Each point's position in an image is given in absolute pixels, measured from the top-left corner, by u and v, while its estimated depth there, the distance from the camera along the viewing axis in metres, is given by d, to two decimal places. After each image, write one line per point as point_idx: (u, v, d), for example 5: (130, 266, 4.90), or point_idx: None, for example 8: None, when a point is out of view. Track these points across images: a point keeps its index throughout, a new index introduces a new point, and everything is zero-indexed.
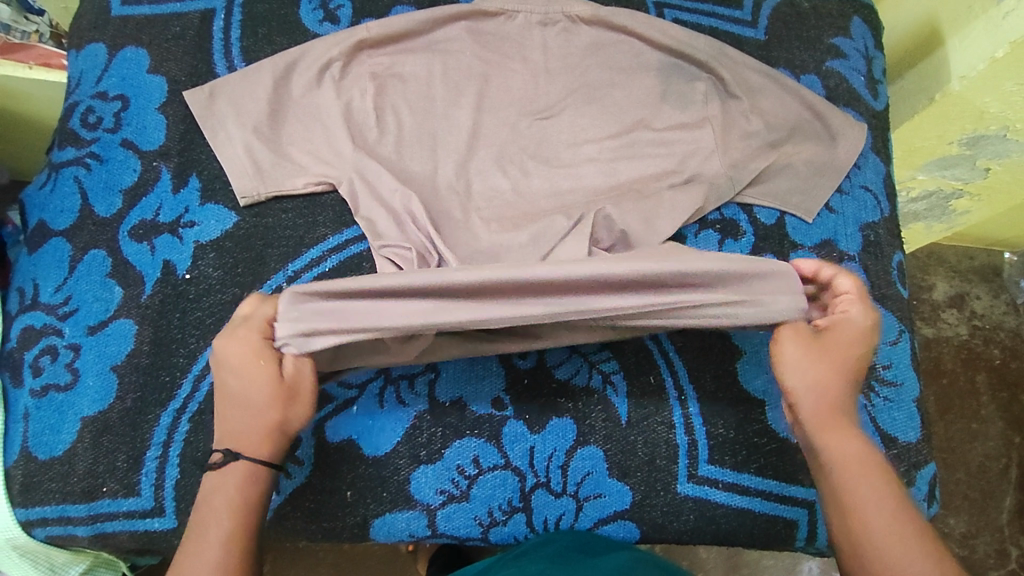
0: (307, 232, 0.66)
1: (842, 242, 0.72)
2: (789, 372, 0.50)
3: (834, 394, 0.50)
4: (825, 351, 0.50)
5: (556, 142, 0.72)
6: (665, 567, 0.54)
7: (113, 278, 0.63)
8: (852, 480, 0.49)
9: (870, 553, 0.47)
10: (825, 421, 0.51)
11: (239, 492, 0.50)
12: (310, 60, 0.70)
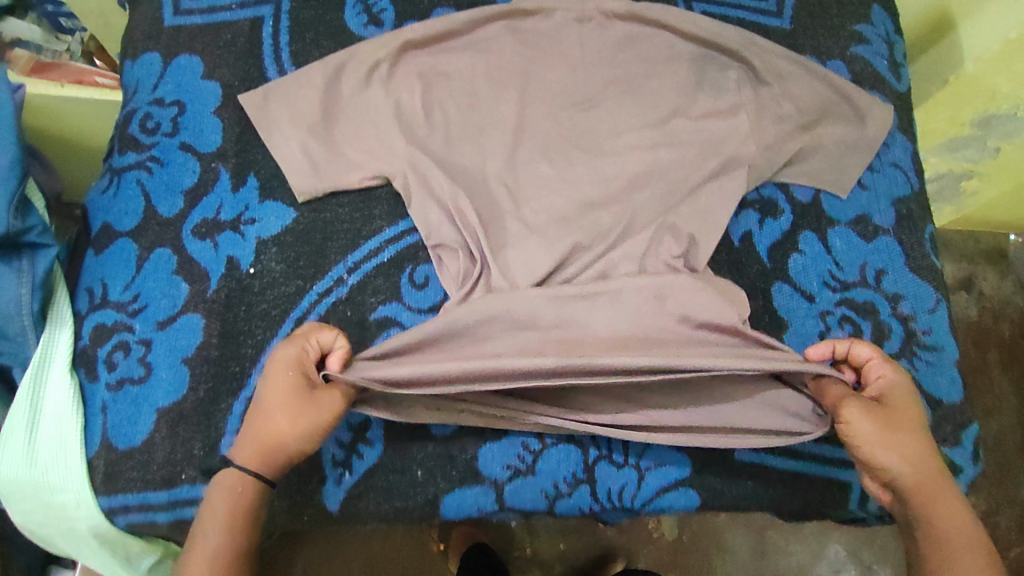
0: (364, 225, 0.68)
1: (876, 217, 0.74)
2: (870, 447, 0.55)
3: (920, 464, 0.55)
4: (892, 420, 0.56)
5: (599, 133, 0.74)
6: None
7: (179, 275, 0.65)
8: (960, 549, 0.52)
9: None
10: (932, 491, 0.54)
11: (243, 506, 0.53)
12: (358, 62, 0.72)
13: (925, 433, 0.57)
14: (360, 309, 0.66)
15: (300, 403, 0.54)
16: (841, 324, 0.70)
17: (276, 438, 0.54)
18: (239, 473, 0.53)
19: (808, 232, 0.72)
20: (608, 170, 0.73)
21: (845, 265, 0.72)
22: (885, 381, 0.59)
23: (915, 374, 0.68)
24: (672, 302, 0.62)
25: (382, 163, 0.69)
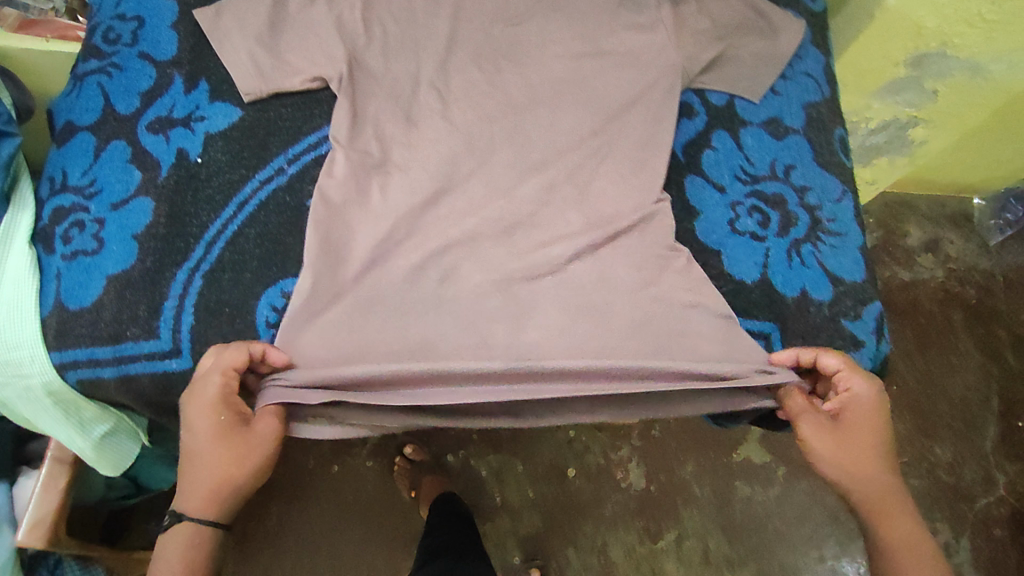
0: (305, 122, 0.73)
1: (787, 119, 0.79)
2: (829, 466, 0.63)
3: (874, 474, 0.63)
4: (849, 434, 0.63)
5: (528, 46, 0.80)
6: None
7: (132, 164, 0.70)
8: (906, 559, 0.61)
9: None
10: (885, 508, 0.63)
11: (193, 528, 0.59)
12: None
13: (879, 443, 0.64)
14: (298, 195, 0.71)
15: (232, 443, 0.60)
16: (750, 212, 0.75)
17: (223, 479, 0.59)
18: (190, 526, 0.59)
19: (721, 131, 0.78)
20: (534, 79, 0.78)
21: (756, 160, 0.77)
22: (850, 394, 0.65)
23: (818, 255, 0.73)
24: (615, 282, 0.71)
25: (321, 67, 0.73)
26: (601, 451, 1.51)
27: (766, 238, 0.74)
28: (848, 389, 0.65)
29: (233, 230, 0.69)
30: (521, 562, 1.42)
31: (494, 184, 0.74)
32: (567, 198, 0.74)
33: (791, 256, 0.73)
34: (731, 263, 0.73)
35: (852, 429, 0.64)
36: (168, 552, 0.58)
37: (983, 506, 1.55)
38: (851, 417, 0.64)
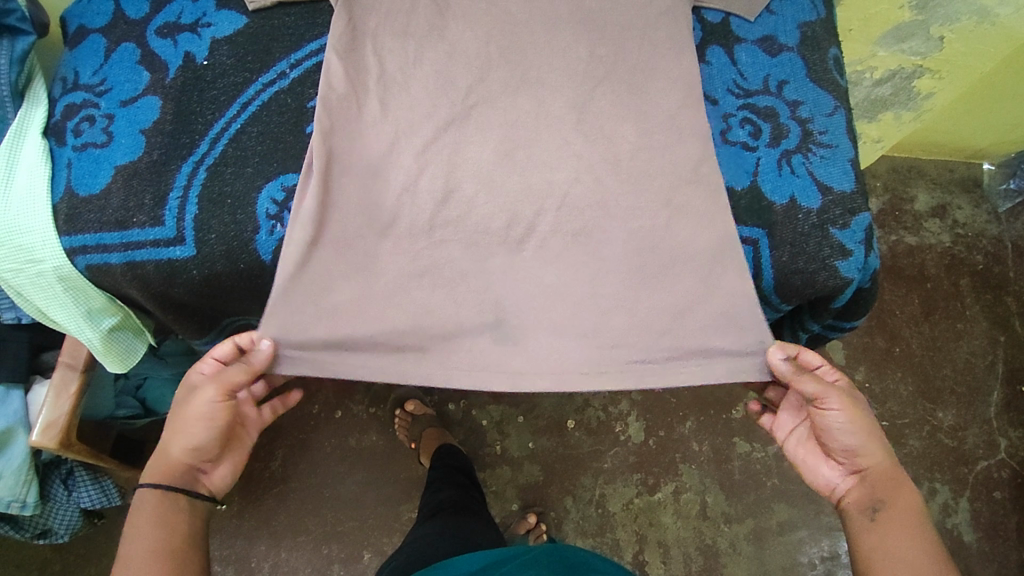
0: (307, 30, 0.76)
1: (782, 37, 0.80)
2: (848, 432, 0.65)
3: (876, 446, 0.67)
4: (856, 411, 0.66)
5: None
6: (558, 551, 0.88)
7: (141, 65, 0.73)
8: (920, 537, 0.62)
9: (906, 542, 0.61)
10: (886, 477, 0.65)
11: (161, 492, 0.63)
12: None
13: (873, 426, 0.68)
14: (299, 98, 0.73)
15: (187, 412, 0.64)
16: (741, 123, 0.75)
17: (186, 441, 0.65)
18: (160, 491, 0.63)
19: (715, 46, 0.79)
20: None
21: (749, 76, 0.78)
22: (847, 385, 0.69)
23: (809, 165, 0.74)
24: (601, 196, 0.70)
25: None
26: (601, 406, 1.51)
27: (757, 148, 0.74)
28: (840, 381, 0.69)
29: (236, 128, 0.71)
30: (519, 509, 1.44)
31: (489, 92, 0.73)
32: (562, 107, 0.73)
33: (782, 165, 0.73)
34: (722, 172, 0.73)
35: (862, 419, 0.66)
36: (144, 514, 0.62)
37: (983, 469, 1.54)
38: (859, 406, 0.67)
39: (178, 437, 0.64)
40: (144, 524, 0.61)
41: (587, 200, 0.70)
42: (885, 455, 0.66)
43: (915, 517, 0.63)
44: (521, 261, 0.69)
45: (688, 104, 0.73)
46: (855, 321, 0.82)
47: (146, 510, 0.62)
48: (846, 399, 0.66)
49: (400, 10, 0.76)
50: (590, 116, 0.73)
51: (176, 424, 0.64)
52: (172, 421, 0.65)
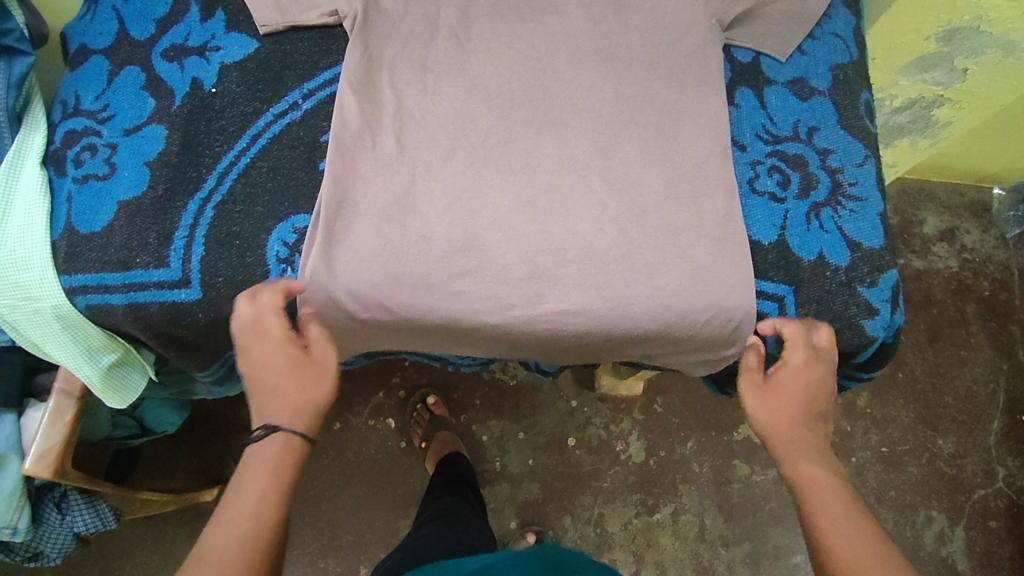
0: (321, 58, 0.73)
1: (813, 79, 0.78)
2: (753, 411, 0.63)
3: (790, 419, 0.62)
4: (776, 389, 0.63)
5: None
6: (559, 555, 0.82)
7: (146, 91, 0.69)
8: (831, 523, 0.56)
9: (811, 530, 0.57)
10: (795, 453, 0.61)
11: (274, 459, 0.57)
12: None
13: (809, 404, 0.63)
14: (312, 131, 0.70)
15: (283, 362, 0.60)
16: (770, 172, 0.73)
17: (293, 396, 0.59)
18: (279, 456, 0.58)
19: (744, 88, 0.76)
20: (554, 27, 0.77)
21: (779, 121, 0.75)
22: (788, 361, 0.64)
23: (837, 220, 0.72)
24: (622, 245, 0.68)
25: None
26: (603, 424, 1.49)
27: (786, 199, 0.72)
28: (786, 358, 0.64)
29: (245, 162, 0.68)
30: (518, 527, 1.42)
31: (509, 133, 0.72)
32: (585, 151, 0.72)
33: (810, 219, 0.71)
34: (751, 226, 0.70)
35: (783, 399, 0.62)
36: (254, 482, 0.56)
37: (980, 498, 1.54)
38: (782, 386, 0.63)
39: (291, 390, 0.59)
40: (255, 486, 0.56)
41: (611, 251, 0.68)
42: (801, 428, 0.62)
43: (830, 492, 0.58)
44: (540, 314, 0.67)
45: (716, 153, 0.72)
46: (872, 372, 0.79)
47: (264, 468, 0.57)
48: (766, 384, 0.63)
49: (419, 43, 0.74)
50: (615, 159, 0.71)
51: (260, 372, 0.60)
52: (274, 374, 0.60)
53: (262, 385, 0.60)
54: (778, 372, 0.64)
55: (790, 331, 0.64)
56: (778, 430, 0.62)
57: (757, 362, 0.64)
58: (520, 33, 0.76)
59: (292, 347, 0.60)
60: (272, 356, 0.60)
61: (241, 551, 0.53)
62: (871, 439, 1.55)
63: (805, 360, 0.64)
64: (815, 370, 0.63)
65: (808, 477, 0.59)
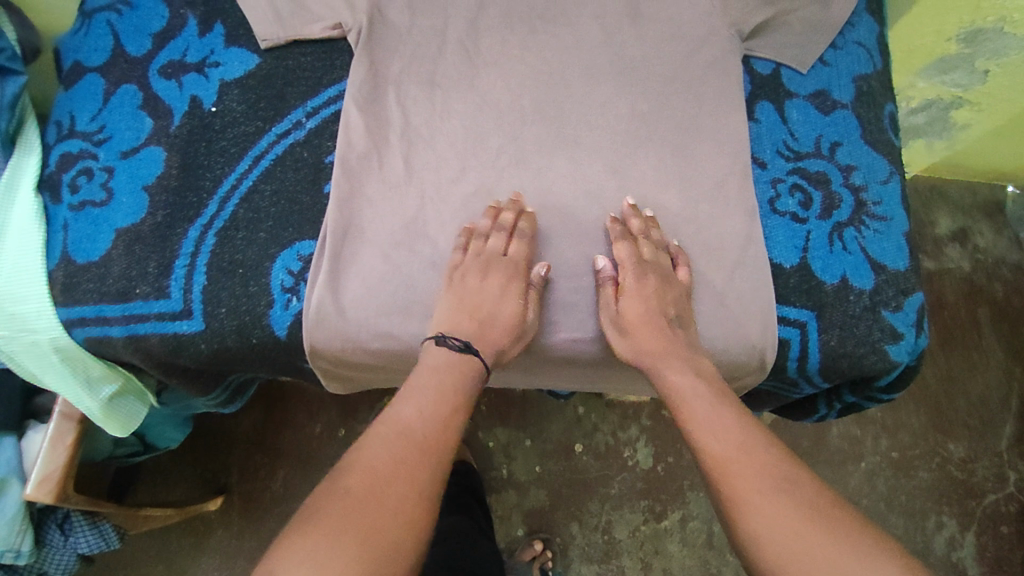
0: (325, 74, 0.70)
1: (835, 92, 0.75)
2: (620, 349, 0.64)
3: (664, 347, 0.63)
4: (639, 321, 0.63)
5: (563, 6, 0.75)
6: None
7: (143, 110, 0.67)
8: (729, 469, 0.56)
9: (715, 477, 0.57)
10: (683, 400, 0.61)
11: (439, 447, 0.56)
12: None
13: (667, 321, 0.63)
14: (317, 151, 0.67)
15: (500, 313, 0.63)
16: (791, 191, 0.70)
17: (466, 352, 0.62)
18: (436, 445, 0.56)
19: (764, 101, 0.74)
20: (566, 39, 0.74)
21: (800, 136, 0.72)
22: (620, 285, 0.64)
23: (861, 241, 0.69)
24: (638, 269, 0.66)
25: (341, 12, 0.71)
26: (610, 430, 1.48)
27: (808, 219, 0.69)
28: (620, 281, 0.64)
29: (248, 185, 0.65)
30: (524, 535, 1.41)
31: (521, 152, 0.69)
32: (600, 170, 0.69)
33: (833, 240, 0.68)
34: (772, 250, 0.68)
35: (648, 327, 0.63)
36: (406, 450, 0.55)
37: (992, 502, 1.52)
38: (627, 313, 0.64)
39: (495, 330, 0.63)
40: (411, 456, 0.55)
41: (628, 276, 0.66)
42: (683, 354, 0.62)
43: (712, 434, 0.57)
44: (555, 343, 0.65)
45: (736, 171, 0.69)
46: (892, 394, 0.76)
47: (427, 438, 0.56)
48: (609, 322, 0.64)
49: (427, 56, 0.71)
50: (630, 179, 0.69)
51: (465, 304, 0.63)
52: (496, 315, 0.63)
53: (455, 295, 0.63)
54: (621, 292, 0.64)
55: (620, 251, 0.64)
56: (649, 353, 0.63)
57: (616, 293, 0.64)
58: (532, 45, 0.73)
59: (523, 291, 0.64)
60: (487, 289, 0.64)
61: (399, 447, 0.55)
62: (881, 444, 1.53)
63: (640, 256, 0.64)
64: (658, 280, 0.64)
65: (676, 387, 0.61)
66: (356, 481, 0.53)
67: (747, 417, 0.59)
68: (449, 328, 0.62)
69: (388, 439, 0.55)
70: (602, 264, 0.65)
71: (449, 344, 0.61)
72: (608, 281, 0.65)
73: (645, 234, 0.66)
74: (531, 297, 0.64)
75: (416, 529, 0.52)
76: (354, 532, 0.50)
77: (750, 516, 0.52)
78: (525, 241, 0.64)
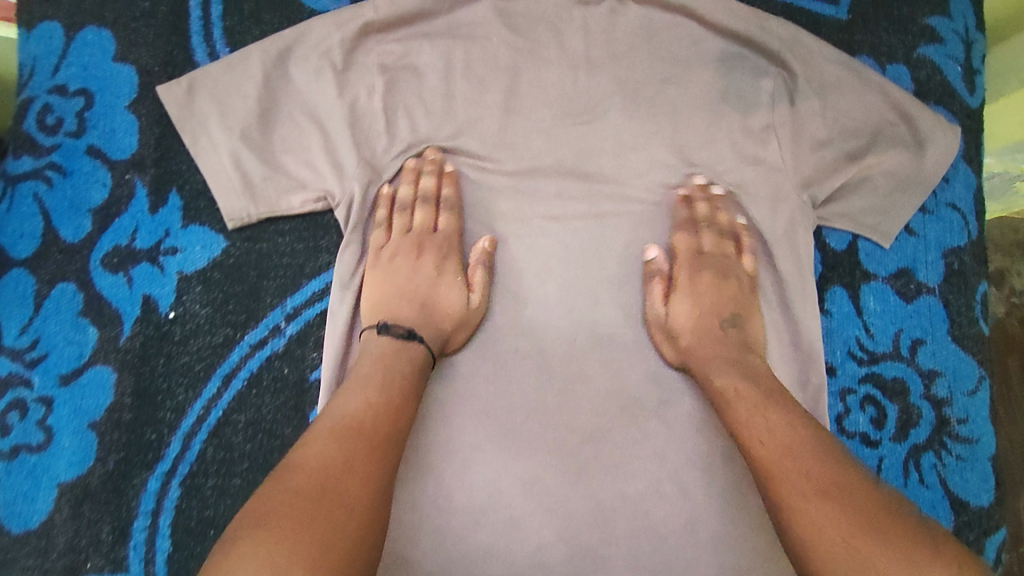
0: (308, 260, 0.58)
1: (921, 271, 0.62)
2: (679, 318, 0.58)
3: (703, 347, 0.56)
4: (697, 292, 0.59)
5: (601, 157, 0.62)
6: None
7: (85, 317, 0.55)
8: (780, 465, 0.45)
9: (771, 494, 0.45)
10: (734, 409, 0.51)
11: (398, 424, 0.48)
12: (308, 47, 0.59)
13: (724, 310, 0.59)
14: (298, 366, 0.56)
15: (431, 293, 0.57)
16: (863, 405, 0.60)
17: (432, 323, 0.56)
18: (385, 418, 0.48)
19: (838, 287, 0.62)
20: (604, 202, 0.62)
21: (877, 332, 0.61)
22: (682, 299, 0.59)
23: (941, 470, 0.59)
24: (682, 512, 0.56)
25: (327, 180, 0.57)
26: None
27: (881, 442, 0.59)
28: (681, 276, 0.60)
29: (217, 416, 0.54)
30: None
31: (544, 360, 0.59)
32: (640, 379, 0.59)
33: (908, 470, 0.59)
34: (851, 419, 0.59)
35: (703, 303, 0.59)
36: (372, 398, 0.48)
37: None
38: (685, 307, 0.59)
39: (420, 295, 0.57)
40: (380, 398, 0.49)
41: (673, 521, 0.56)
42: (709, 346, 0.56)
43: (760, 416, 0.49)
44: None
45: (803, 386, 0.58)
46: None
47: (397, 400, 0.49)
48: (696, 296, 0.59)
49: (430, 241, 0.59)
50: (724, 224, 0.62)
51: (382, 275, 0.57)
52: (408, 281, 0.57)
53: (388, 280, 0.57)
54: (674, 289, 0.60)
55: (677, 242, 0.62)
56: (701, 354, 0.56)
57: (663, 292, 0.60)
58: (560, 212, 0.62)
59: (460, 271, 0.59)
60: (422, 268, 0.58)
61: (348, 442, 0.44)
62: None
63: (698, 250, 0.61)
64: (714, 276, 0.60)
65: (722, 384, 0.53)
66: (306, 461, 0.42)
67: (801, 412, 0.49)
68: (391, 316, 0.55)
69: (335, 429, 0.45)
70: (655, 255, 0.61)
71: (393, 331, 0.54)
72: (659, 273, 0.61)
73: (710, 218, 0.62)
74: (475, 280, 0.59)
75: (372, 527, 0.41)
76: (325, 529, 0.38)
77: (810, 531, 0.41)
78: (455, 213, 0.60)
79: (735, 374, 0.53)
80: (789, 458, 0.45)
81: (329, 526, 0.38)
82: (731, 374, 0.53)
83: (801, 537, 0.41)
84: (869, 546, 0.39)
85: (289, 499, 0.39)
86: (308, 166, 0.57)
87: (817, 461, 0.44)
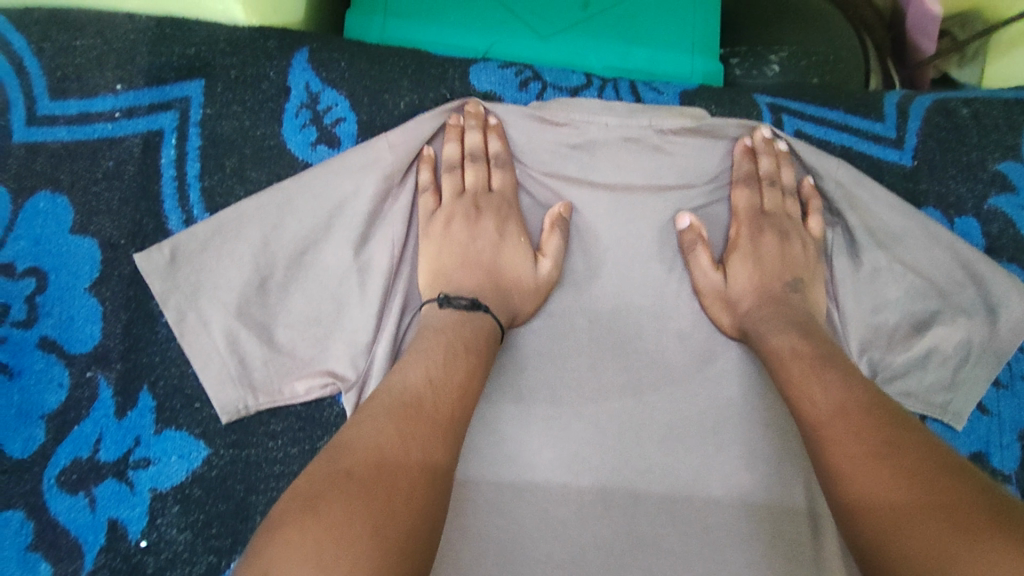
0: (303, 467, 0.51)
1: (995, 456, 0.56)
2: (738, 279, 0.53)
3: (749, 303, 0.53)
4: (756, 260, 0.54)
5: (639, 319, 0.54)
6: None
7: (35, 551, 0.47)
8: (838, 437, 0.40)
9: (830, 476, 0.39)
10: (777, 366, 0.48)
11: (459, 402, 0.43)
12: (309, 202, 0.51)
13: (790, 281, 0.53)
14: None
15: (492, 262, 0.52)
16: None
17: (494, 289, 0.51)
18: (443, 390, 0.43)
19: None
20: (642, 373, 0.53)
21: None
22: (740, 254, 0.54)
23: None
24: None
25: (335, 358, 0.50)
26: None
27: None
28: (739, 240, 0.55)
29: None
30: None
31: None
32: None
33: None
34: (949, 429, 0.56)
35: (762, 268, 0.54)
36: (438, 371, 0.43)
37: None
38: (740, 272, 0.53)
39: (479, 259, 0.52)
40: (445, 362, 0.44)
41: None
42: (759, 305, 0.52)
43: (817, 380, 0.45)
44: None
45: None
46: None
47: (456, 370, 0.44)
48: (749, 261, 0.54)
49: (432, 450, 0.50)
50: (787, 185, 0.56)
51: (434, 239, 0.52)
52: (466, 246, 0.52)
53: (444, 250, 0.52)
54: (732, 252, 0.54)
55: (738, 201, 0.55)
56: (755, 316, 0.52)
57: (712, 259, 0.54)
58: (592, 386, 0.52)
59: (523, 234, 0.54)
60: (484, 233, 0.53)
61: (407, 418, 0.39)
62: None
63: (758, 208, 0.55)
64: (776, 237, 0.54)
65: (776, 349, 0.49)
66: (361, 435, 0.37)
67: (861, 377, 0.44)
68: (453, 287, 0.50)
69: (387, 406, 0.40)
70: (688, 223, 0.54)
71: (456, 304, 0.49)
72: (698, 243, 0.54)
73: (773, 176, 0.56)
74: (545, 247, 0.53)
75: (430, 510, 0.36)
76: (379, 516, 0.33)
77: (877, 517, 0.35)
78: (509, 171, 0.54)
79: (790, 325, 0.50)
80: (849, 430, 0.40)
81: (375, 517, 0.33)
82: (784, 325, 0.50)
83: (869, 533, 0.34)
84: (905, 492, 0.35)
85: (333, 483, 0.34)
86: (316, 343, 0.50)
87: (876, 432, 0.39)
